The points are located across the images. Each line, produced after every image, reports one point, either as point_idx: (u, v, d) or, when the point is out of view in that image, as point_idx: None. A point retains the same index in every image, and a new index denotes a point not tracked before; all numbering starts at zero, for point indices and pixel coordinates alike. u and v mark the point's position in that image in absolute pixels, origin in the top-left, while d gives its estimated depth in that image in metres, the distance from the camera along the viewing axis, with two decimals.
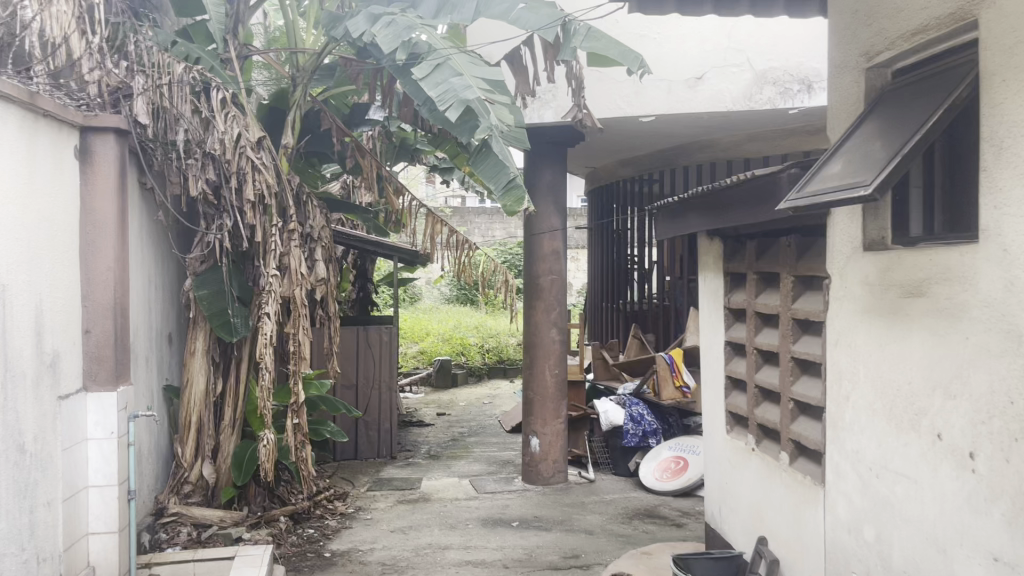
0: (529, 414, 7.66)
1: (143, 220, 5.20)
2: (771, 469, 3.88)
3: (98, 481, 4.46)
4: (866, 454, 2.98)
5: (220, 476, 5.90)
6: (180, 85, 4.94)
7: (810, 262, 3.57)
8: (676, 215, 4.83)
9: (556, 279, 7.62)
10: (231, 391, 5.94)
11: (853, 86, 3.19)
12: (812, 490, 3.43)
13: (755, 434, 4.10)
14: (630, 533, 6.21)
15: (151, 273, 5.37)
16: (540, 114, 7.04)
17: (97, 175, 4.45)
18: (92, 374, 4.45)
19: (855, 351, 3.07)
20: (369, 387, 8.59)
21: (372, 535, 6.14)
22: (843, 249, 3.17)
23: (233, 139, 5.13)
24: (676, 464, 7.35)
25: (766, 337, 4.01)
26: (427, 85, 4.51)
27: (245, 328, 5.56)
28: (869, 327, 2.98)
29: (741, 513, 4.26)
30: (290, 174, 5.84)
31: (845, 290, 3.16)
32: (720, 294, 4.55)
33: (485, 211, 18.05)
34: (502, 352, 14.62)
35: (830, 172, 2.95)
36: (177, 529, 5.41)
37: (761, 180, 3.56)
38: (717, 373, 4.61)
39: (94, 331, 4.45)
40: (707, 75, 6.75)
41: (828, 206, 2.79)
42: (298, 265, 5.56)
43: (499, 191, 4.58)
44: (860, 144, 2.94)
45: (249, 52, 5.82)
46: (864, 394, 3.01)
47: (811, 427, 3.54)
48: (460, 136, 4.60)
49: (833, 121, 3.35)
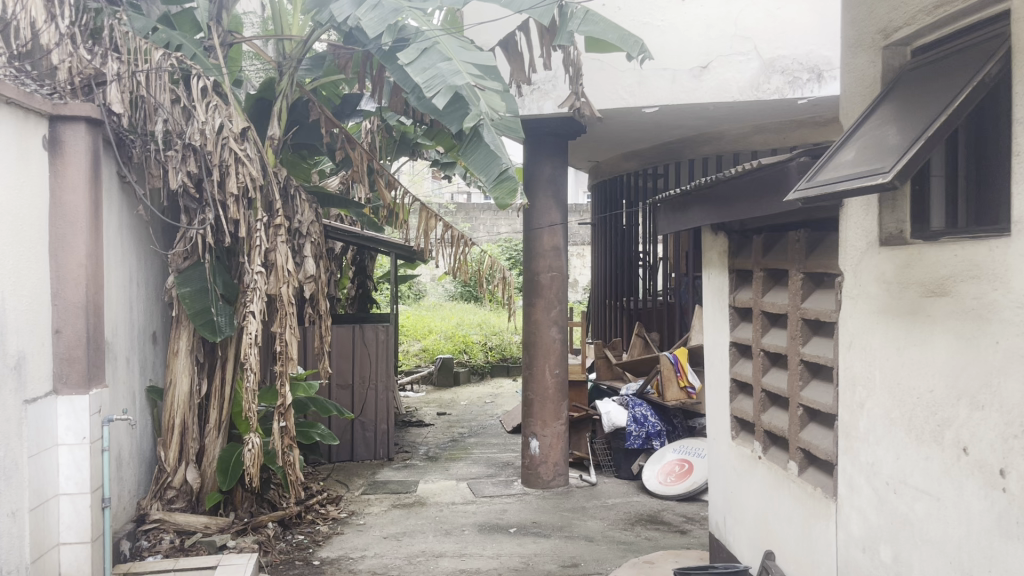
0: (529, 415, 7.42)
1: (122, 214, 4.98)
2: (779, 479, 3.63)
3: (70, 490, 4.25)
4: (882, 467, 2.73)
5: (205, 481, 5.69)
6: (158, 72, 4.72)
7: (821, 257, 3.32)
8: (678, 209, 4.57)
9: (557, 276, 7.35)
10: (216, 391, 5.73)
11: (868, 66, 2.91)
12: (823, 503, 3.18)
13: (762, 441, 3.85)
14: (631, 540, 5.96)
15: (131, 270, 5.15)
16: (540, 105, 6.79)
17: (66, 167, 4.23)
18: (63, 376, 4.23)
19: (870, 355, 2.82)
20: (366, 387, 8.37)
21: (364, 542, 5.92)
22: (857, 244, 2.92)
23: (214, 129, 4.90)
24: (680, 468, 7.12)
25: (774, 338, 3.76)
26: (413, 70, 4.27)
27: (229, 327, 5.32)
28: (886, 329, 2.72)
29: (747, 524, 4.00)
30: (279, 167, 5.60)
31: (859, 289, 2.90)
32: (725, 291, 4.29)
33: (489, 207, 17.83)
34: (506, 350, 14.30)
35: (843, 159, 2.70)
36: (159, 537, 5.22)
37: (766, 170, 3.30)
38: (722, 375, 4.36)
39: (64, 331, 4.24)
40: (713, 64, 6.49)
41: (843, 196, 2.53)
42: (285, 261, 5.29)
43: (490, 184, 4.33)
44: (876, 128, 2.68)
45: (234, 39, 5.56)
46: (880, 402, 2.75)
47: (822, 435, 3.28)
48: (448, 124, 4.37)
49: (846, 104, 3.08)
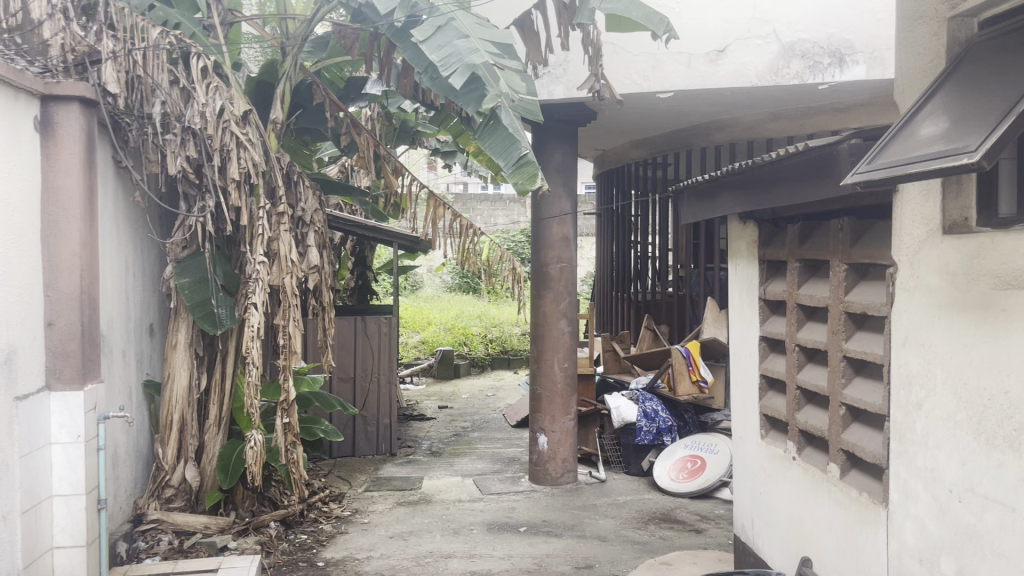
0: (537, 410, 7.23)
1: (118, 201, 4.75)
2: (817, 481, 3.43)
3: (64, 490, 4.03)
4: (944, 473, 2.54)
5: (205, 479, 5.47)
6: (156, 51, 4.49)
7: (868, 246, 3.12)
8: (704, 197, 4.36)
9: (566, 267, 7.13)
10: (216, 387, 5.49)
11: (929, 40, 2.72)
12: (870, 510, 2.99)
13: (797, 441, 3.65)
14: (646, 540, 5.77)
15: (127, 260, 4.92)
16: (550, 90, 6.55)
17: (59, 149, 3.99)
18: (56, 371, 4.01)
19: (930, 352, 2.62)
20: (368, 380, 8.17)
21: (369, 542, 5.71)
22: (915, 233, 2.72)
23: (215, 112, 4.66)
24: (692, 464, 6.93)
25: (811, 332, 3.56)
26: (428, 48, 4.05)
27: (230, 320, 5.09)
28: (948, 325, 2.53)
29: (780, 527, 3.81)
30: (281, 153, 5.34)
31: (916, 281, 2.70)
32: (754, 283, 4.09)
33: (487, 198, 17.56)
34: (506, 342, 14.07)
35: (910, 140, 2.49)
36: (156, 538, 5.01)
37: (811, 152, 3.08)
38: (750, 371, 4.17)
39: (57, 324, 4.02)
40: (730, 48, 6.26)
41: (913, 180, 2.33)
42: (288, 250, 5.06)
43: (507, 169, 4.09)
44: (943, 109, 2.48)
45: (234, 18, 5.25)
46: (942, 403, 2.56)
47: (868, 437, 3.09)
48: (464, 105, 4.13)
49: (903, 82, 2.87)
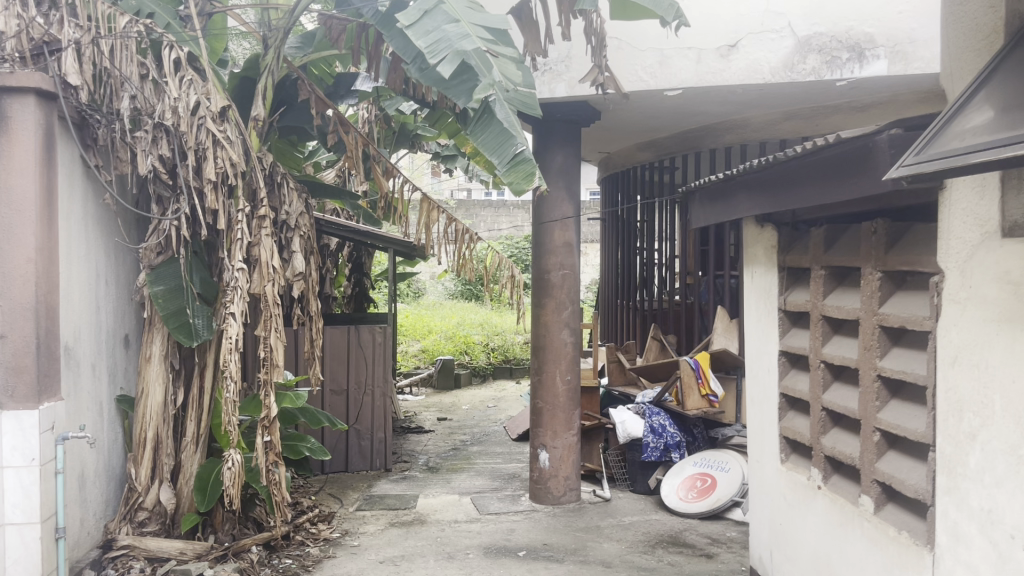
0: (538, 425, 6.85)
1: (87, 204, 4.43)
2: (848, 515, 3.05)
3: (17, 519, 3.72)
4: (1005, 516, 2.17)
5: (181, 501, 5.09)
6: (124, 42, 4.12)
7: (907, 252, 2.76)
8: (718, 197, 3.99)
9: (568, 274, 6.76)
10: (194, 403, 5.11)
11: (986, 13, 2.37)
12: (912, 551, 2.62)
13: (823, 468, 3.29)
14: (653, 566, 5.39)
15: (97, 267, 4.59)
16: (551, 87, 6.26)
17: (13, 146, 3.72)
18: (9, 389, 3.70)
19: (987, 374, 2.26)
20: (362, 393, 7.81)
21: (358, 566, 5.32)
22: (967, 236, 2.36)
23: (189, 107, 4.27)
24: (701, 483, 6.54)
25: (839, 348, 3.20)
26: (414, 34, 3.72)
27: (207, 330, 4.71)
28: (1009, 343, 2.17)
29: (805, 564, 3.42)
30: (263, 153, 4.97)
31: (969, 292, 2.34)
32: (773, 293, 3.74)
33: (490, 204, 17.24)
34: (509, 351, 13.66)
35: (967, 125, 2.13)
36: (127, 565, 4.70)
37: (846, 145, 2.71)
38: (769, 388, 3.81)
39: (10, 337, 3.71)
40: (742, 43, 5.92)
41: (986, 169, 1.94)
42: (269, 256, 4.67)
43: (502, 168, 3.75)
44: (1006, 92, 2.11)
45: (214, 9, 4.82)
46: (1001, 434, 2.20)
47: (908, 468, 2.72)
48: (454, 97, 3.82)
49: (953, 62, 2.53)
